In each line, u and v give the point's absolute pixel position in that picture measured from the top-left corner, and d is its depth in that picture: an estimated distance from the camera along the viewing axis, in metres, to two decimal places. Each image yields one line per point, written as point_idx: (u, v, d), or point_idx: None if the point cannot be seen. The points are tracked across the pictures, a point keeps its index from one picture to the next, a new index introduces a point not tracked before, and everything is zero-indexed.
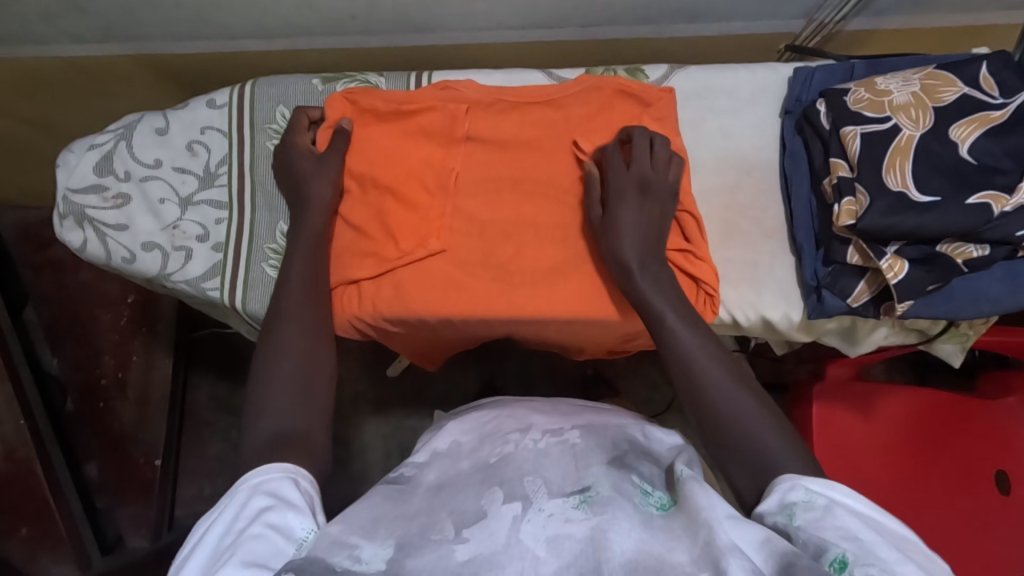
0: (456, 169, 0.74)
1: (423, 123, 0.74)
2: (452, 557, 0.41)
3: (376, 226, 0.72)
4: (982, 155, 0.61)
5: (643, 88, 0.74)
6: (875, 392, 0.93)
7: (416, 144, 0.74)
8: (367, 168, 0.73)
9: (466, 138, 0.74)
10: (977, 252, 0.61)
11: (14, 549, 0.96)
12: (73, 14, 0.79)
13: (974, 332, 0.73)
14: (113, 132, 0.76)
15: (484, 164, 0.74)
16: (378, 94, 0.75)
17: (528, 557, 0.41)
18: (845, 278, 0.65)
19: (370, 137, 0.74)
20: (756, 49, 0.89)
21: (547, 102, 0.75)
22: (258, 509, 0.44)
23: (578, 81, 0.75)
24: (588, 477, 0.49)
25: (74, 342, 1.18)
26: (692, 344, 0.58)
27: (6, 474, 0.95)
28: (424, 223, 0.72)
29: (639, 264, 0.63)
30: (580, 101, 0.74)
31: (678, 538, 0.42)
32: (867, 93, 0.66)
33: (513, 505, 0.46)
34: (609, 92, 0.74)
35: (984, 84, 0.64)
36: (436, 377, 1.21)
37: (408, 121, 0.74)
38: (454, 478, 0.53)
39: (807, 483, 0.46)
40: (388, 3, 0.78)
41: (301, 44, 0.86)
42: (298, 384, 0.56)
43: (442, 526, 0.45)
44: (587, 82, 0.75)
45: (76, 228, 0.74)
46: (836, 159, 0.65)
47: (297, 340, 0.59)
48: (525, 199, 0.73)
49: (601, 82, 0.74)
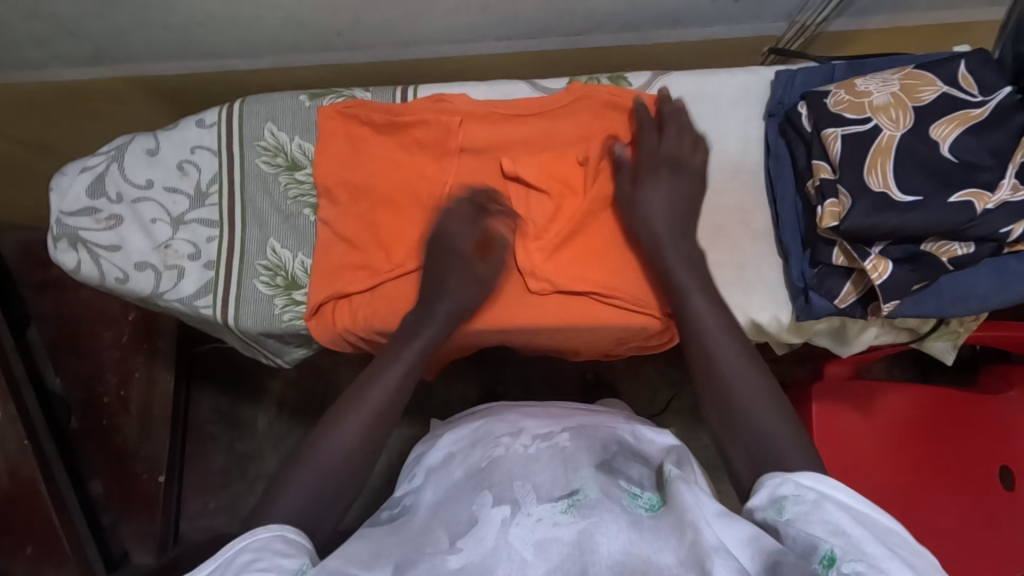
0: (448, 181, 0.74)
1: (418, 136, 0.75)
2: (444, 566, 0.42)
3: (367, 238, 0.74)
4: (963, 153, 0.62)
5: (632, 98, 0.74)
6: (875, 388, 0.93)
7: (401, 159, 0.75)
8: (364, 182, 0.74)
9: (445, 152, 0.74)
10: (962, 249, 0.62)
11: (19, 567, 0.96)
12: (64, 38, 0.81)
13: (964, 329, 0.73)
14: (105, 154, 0.77)
15: (478, 174, 0.74)
16: (370, 111, 0.76)
17: (516, 560, 0.41)
18: (832, 278, 0.65)
19: (365, 148, 0.75)
20: (740, 53, 0.89)
21: (538, 113, 0.75)
22: (244, 563, 0.44)
23: (568, 92, 0.75)
24: (577, 480, 0.49)
25: (75, 361, 1.18)
26: (721, 338, 0.61)
27: (10, 493, 0.96)
28: (417, 235, 0.73)
29: (670, 239, 0.68)
30: (560, 118, 0.75)
31: (666, 539, 0.42)
32: (847, 94, 0.66)
33: (502, 508, 0.46)
34: (599, 103, 0.75)
35: (963, 82, 0.64)
36: (435, 385, 1.22)
37: (404, 133, 0.75)
38: (449, 492, 0.53)
39: (796, 479, 0.46)
40: (373, 19, 0.79)
41: (288, 61, 0.87)
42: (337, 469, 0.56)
43: (436, 539, 0.46)
44: (569, 96, 0.75)
45: (70, 250, 0.75)
46: (819, 162, 0.65)
47: (353, 427, 0.58)
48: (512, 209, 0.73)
49: (592, 92, 0.75)
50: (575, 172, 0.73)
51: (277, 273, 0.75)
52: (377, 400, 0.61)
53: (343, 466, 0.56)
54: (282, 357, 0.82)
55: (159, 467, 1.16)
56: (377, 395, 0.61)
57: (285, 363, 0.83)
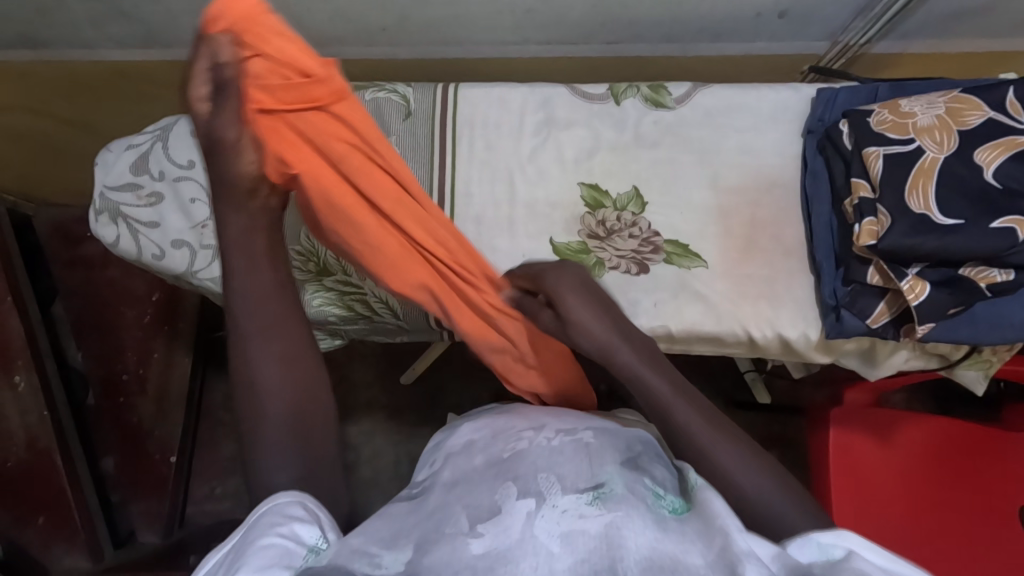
0: (292, 150, 0.58)
1: (295, 73, 0.55)
2: (467, 551, 0.42)
3: (332, 215, 0.63)
4: (1007, 179, 0.61)
5: (252, 51, 0.52)
6: (897, 418, 0.91)
7: (347, 150, 0.60)
8: (298, 158, 0.58)
9: (342, 163, 0.60)
10: (1001, 276, 0.61)
11: (31, 536, 0.98)
12: (120, 21, 0.83)
13: (997, 358, 0.72)
14: (150, 133, 0.79)
15: (320, 124, 0.58)
16: (231, 33, 0.50)
17: (541, 553, 0.41)
18: (864, 297, 0.65)
19: (291, 129, 0.57)
20: (779, 70, 0.89)
21: (278, 65, 0.53)
22: (267, 524, 0.45)
23: (246, 30, 0.51)
24: (602, 474, 0.48)
25: (97, 337, 1.18)
26: (693, 424, 0.53)
27: (27, 462, 0.97)
28: (338, 215, 0.63)
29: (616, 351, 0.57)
30: (272, 94, 0.55)
31: (692, 541, 0.42)
32: (890, 114, 0.66)
33: (527, 500, 0.46)
34: (257, 54, 0.52)
35: (1011, 108, 0.63)
36: (449, 386, 1.25)
37: (293, 76, 0.54)
38: (469, 475, 0.53)
39: (817, 537, 0.43)
40: (419, 16, 0.80)
41: (331, 53, 0.88)
42: (289, 438, 0.53)
43: (457, 520, 0.46)
44: (256, 16, 0.51)
45: (110, 224, 0.76)
46: (858, 179, 0.65)
47: (271, 370, 0.54)
48: (362, 169, 0.61)
49: (235, 26, 0.51)
50: (288, 149, 0.57)
51: (309, 258, 0.75)
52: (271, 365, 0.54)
53: (290, 415, 0.54)
54: None
55: (172, 448, 1.16)
56: (244, 322, 0.54)
57: None
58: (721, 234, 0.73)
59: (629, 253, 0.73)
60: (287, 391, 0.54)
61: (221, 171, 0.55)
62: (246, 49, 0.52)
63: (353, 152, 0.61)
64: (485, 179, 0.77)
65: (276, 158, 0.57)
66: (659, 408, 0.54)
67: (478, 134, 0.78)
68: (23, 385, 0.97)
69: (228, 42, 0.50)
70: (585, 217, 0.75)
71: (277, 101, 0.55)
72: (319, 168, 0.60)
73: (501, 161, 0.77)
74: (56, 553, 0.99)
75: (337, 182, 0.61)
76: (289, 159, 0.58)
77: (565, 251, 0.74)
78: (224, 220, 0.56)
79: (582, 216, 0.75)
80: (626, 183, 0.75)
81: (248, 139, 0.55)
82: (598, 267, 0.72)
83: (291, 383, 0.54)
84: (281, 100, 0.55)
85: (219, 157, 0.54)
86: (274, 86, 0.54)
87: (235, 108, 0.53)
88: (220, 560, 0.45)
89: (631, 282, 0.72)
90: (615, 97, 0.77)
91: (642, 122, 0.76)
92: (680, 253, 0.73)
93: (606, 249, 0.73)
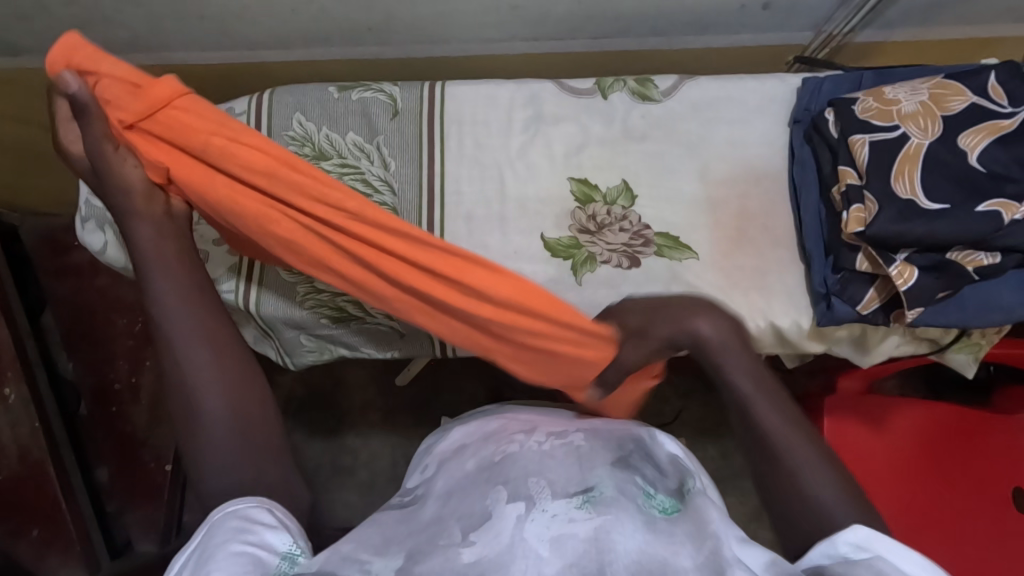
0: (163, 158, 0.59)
1: (142, 88, 0.58)
2: (457, 560, 0.41)
3: (228, 209, 0.61)
4: (992, 163, 0.62)
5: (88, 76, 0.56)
6: (890, 405, 0.92)
7: (208, 137, 0.59)
8: (173, 163, 0.59)
9: (199, 149, 0.59)
10: (988, 259, 0.62)
11: (26, 549, 0.97)
12: (101, 25, 0.83)
13: (986, 341, 0.73)
14: None
15: (179, 125, 0.59)
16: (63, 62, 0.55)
17: (531, 557, 0.41)
18: (854, 285, 0.65)
19: (155, 139, 0.59)
20: (764, 62, 0.90)
21: (120, 84, 0.57)
22: (233, 530, 0.43)
23: (77, 62, 0.56)
24: (592, 477, 0.48)
25: (87, 347, 1.17)
26: (778, 425, 0.48)
27: (19, 474, 0.96)
28: (236, 210, 0.61)
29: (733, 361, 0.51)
30: (119, 109, 0.57)
31: (681, 543, 0.42)
32: (875, 102, 0.66)
33: (517, 504, 0.45)
34: (96, 79, 0.57)
35: (992, 93, 0.64)
36: (444, 386, 1.25)
37: (138, 90, 0.57)
38: (460, 484, 0.52)
39: (842, 538, 0.42)
40: (405, 15, 0.80)
41: (317, 54, 0.88)
42: (234, 439, 0.49)
43: (449, 531, 0.45)
44: (77, 48, 0.56)
45: (97, 230, 0.76)
46: (845, 167, 0.65)
47: (208, 373, 0.50)
48: (231, 149, 0.59)
49: (66, 56, 0.55)
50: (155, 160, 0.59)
51: None
52: (206, 367, 0.50)
53: (234, 417, 0.50)
54: (291, 356, 0.84)
55: (166, 456, 1.14)
56: (171, 329, 0.51)
57: (292, 366, 0.85)
58: (711, 225, 0.73)
59: (620, 247, 0.73)
60: (224, 385, 0.50)
61: (115, 189, 0.58)
62: (85, 75, 0.56)
63: (218, 139, 0.59)
64: (474, 177, 0.76)
65: (150, 162, 0.59)
66: (740, 406, 0.49)
67: (467, 131, 0.78)
68: (13, 398, 0.96)
69: (66, 69, 0.55)
70: (575, 212, 0.75)
71: (131, 114, 0.58)
72: (195, 162, 0.59)
73: (490, 157, 0.77)
74: (51, 564, 0.98)
75: (215, 175, 0.60)
76: (155, 157, 0.59)
77: (556, 247, 0.74)
78: (131, 232, 0.57)
79: (573, 211, 0.75)
80: (615, 177, 0.75)
81: (123, 149, 0.58)
82: (590, 262, 0.73)
83: (227, 385, 0.50)
84: (133, 111, 0.57)
85: (110, 179, 0.57)
86: (121, 106, 0.57)
87: (98, 128, 0.56)
88: (185, 564, 0.43)
89: (624, 277, 0.72)
90: (603, 92, 0.78)
91: (630, 116, 0.77)
92: (671, 246, 0.73)
93: (598, 243, 0.73)
